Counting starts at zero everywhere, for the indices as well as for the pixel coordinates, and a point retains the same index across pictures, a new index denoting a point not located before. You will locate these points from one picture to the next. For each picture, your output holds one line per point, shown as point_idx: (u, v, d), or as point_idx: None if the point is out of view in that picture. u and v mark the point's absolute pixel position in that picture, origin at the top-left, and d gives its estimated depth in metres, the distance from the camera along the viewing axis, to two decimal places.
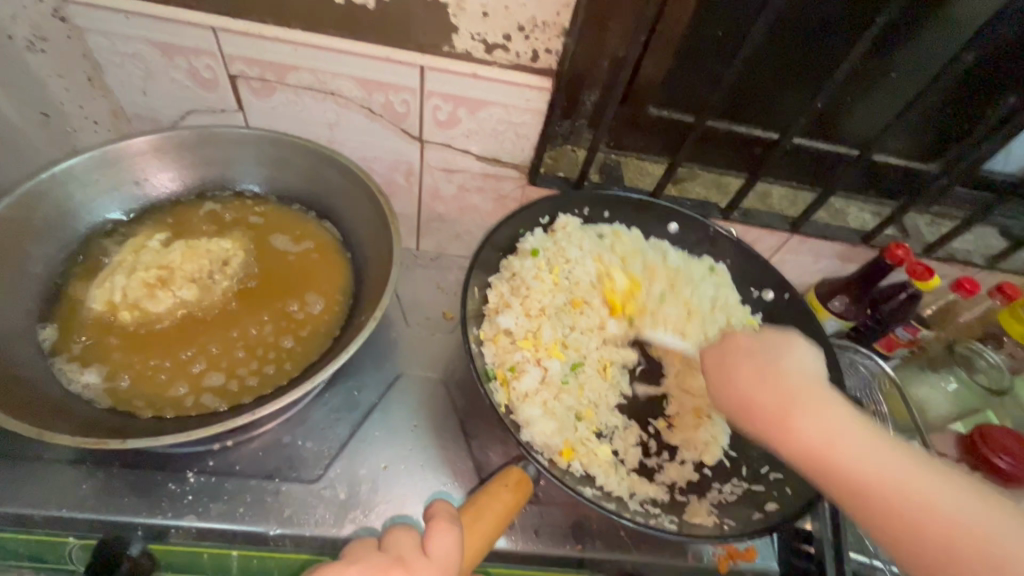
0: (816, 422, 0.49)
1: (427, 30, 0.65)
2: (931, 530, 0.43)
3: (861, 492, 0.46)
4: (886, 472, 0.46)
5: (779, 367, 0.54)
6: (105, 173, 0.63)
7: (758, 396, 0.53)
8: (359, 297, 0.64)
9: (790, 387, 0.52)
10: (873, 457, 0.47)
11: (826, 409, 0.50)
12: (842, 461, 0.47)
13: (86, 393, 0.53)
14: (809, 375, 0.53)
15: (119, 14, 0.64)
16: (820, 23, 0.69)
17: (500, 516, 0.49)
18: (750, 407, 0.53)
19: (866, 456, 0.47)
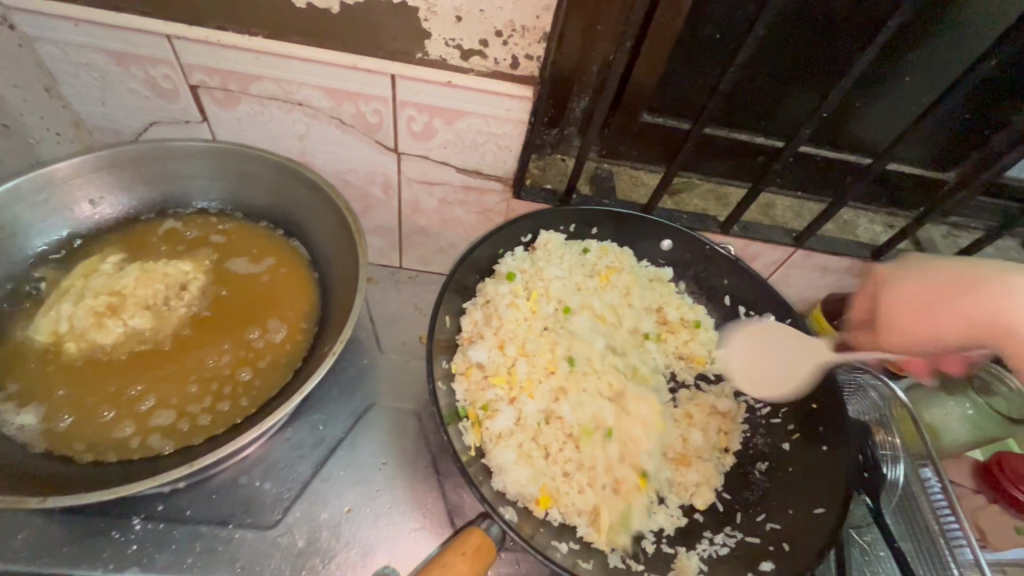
0: (917, 276, 0.53)
1: (397, 36, 0.61)
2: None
3: (998, 316, 0.47)
4: (1002, 310, 0.47)
5: (900, 296, 0.54)
6: (54, 192, 0.59)
7: (912, 292, 0.53)
8: (324, 324, 0.59)
9: (949, 335, 0.50)
10: (954, 309, 0.49)
11: (942, 307, 0.51)
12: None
13: (21, 435, 0.49)
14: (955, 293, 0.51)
15: (68, 21, 0.60)
16: (828, 24, 0.63)
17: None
18: (917, 313, 0.52)
19: (947, 318, 0.50)
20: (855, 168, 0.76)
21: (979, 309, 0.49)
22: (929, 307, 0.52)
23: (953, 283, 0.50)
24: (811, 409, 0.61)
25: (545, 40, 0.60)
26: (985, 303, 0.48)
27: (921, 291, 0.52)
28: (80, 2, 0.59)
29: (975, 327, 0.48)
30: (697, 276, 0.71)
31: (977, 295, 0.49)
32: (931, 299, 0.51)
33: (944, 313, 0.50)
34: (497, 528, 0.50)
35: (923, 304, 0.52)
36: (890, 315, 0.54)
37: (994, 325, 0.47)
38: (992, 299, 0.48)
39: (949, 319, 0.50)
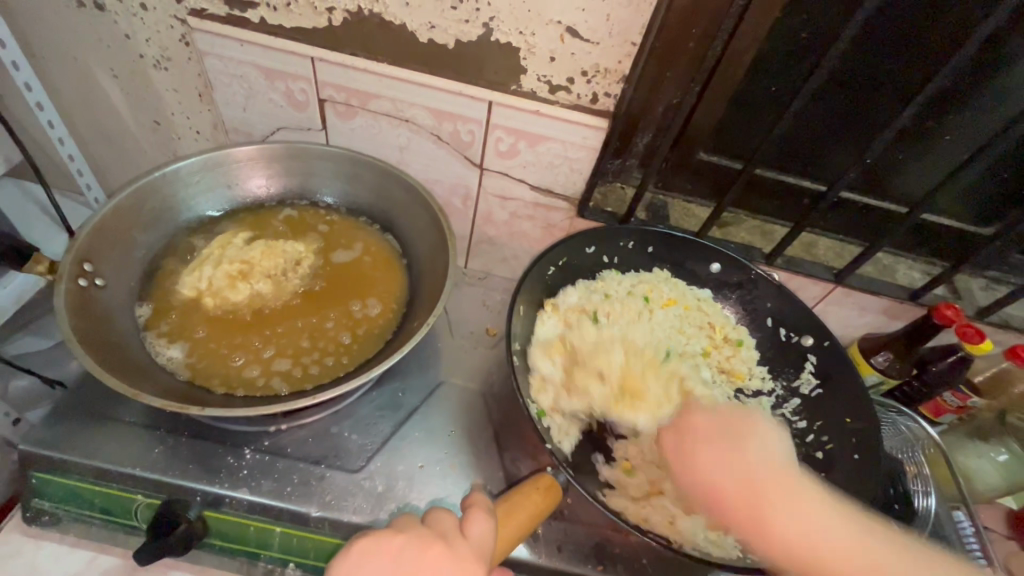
0: (789, 497, 0.48)
1: (498, 70, 0.72)
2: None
3: (816, 565, 0.46)
4: (814, 544, 0.46)
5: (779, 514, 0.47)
6: (205, 176, 0.71)
7: (705, 422, 0.54)
8: (413, 306, 0.69)
9: (755, 478, 0.48)
10: (805, 527, 0.46)
11: (805, 504, 0.47)
12: (836, 573, 0.45)
13: (169, 365, 0.60)
14: (820, 566, 0.45)
15: (235, 41, 0.74)
16: (872, 85, 0.72)
17: (532, 517, 0.51)
18: (749, 496, 0.47)
19: (826, 536, 0.46)
20: (894, 216, 0.83)
21: (772, 547, 0.47)
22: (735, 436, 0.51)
23: (728, 502, 0.48)
24: (844, 424, 0.66)
25: (623, 81, 0.71)
26: (727, 494, 0.49)
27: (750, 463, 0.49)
28: (247, 28, 0.73)
29: (789, 542, 0.46)
30: (743, 298, 0.78)
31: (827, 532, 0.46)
32: (763, 484, 0.48)
33: (777, 528, 0.46)
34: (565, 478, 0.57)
35: (751, 471, 0.48)
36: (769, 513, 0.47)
37: (815, 558, 0.46)
38: (761, 462, 0.49)
39: (765, 545, 0.47)
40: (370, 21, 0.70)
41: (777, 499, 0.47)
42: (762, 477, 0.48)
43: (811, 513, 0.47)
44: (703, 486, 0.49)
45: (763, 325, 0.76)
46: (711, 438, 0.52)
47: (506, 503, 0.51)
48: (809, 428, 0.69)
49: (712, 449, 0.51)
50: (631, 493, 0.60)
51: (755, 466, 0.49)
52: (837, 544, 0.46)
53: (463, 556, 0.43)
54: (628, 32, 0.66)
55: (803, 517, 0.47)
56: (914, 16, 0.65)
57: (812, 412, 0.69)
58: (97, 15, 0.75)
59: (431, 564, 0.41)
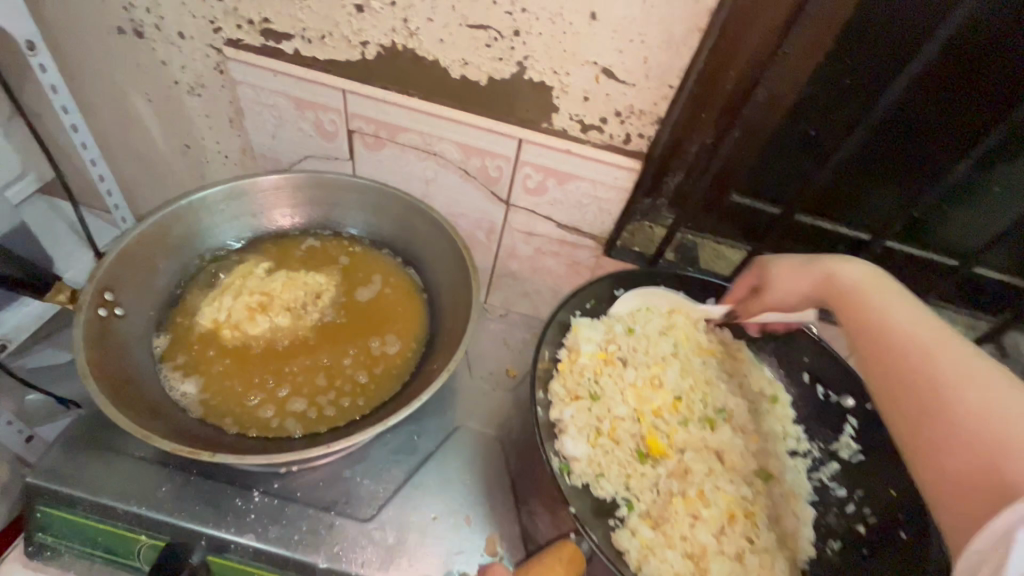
0: (892, 302, 0.53)
1: (530, 108, 0.71)
2: (961, 425, 0.43)
3: (931, 389, 0.46)
4: (962, 375, 0.45)
5: (904, 355, 0.49)
6: (231, 205, 0.71)
7: (875, 317, 0.53)
8: (433, 345, 0.67)
9: (934, 363, 0.47)
10: (968, 376, 0.45)
11: (971, 361, 0.45)
12: (955, 414, 0.43)
13: (183, 401, 0.58)
14: (960, 383, 0.44)
15: (268, 72, 0.74)
16: (919, 135, 0.69)
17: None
18: (852, 299, 0.56)
19: (949, 364, 0.46)
20: (938, 268, 0.79)
21: (901, 367, 0.48)
22: (845, 303, 0.56)
23: (893, 348, 0.50)
24: (887, 495, 0.62)
25: (658, 123, 0.69)
26: (914, 354, 0.48)
27: (840, 280, 0.58)
28: (281, 59, 0.73)
29: (893, 335, 0.50)
30: (779, 351, 0.73)
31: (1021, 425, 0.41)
32: (904, 344, 0.49)
33: (863, 325, 0.53)
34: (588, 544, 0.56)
35: (840, 288, 0.57)
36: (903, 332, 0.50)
37: (987, 445, 0.41)
38: (896, 326, 0.51)
39: (865, 330, 0.53)
40: (404, 56, 0.70)
41: (946, 364, 0.46)
42: (925, 333, 0.49)
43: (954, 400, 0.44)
44: (890, 340, 0.50)
45: (799, 380, 0.72)
46: (795, 276, 0.62)
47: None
48: (850, 497, 0.64)
49: (796, 278, 0.62)
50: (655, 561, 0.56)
51: (935, 356, 0.47)
52: (969, 359, 0.45)
53: None
54: (666, 75, 0.65)
55: (891, 302, 0.53)
56: (967, 67, 0.62)
57: (853, 480, 0.65)
58: (137, 41, 0.76)
59: None
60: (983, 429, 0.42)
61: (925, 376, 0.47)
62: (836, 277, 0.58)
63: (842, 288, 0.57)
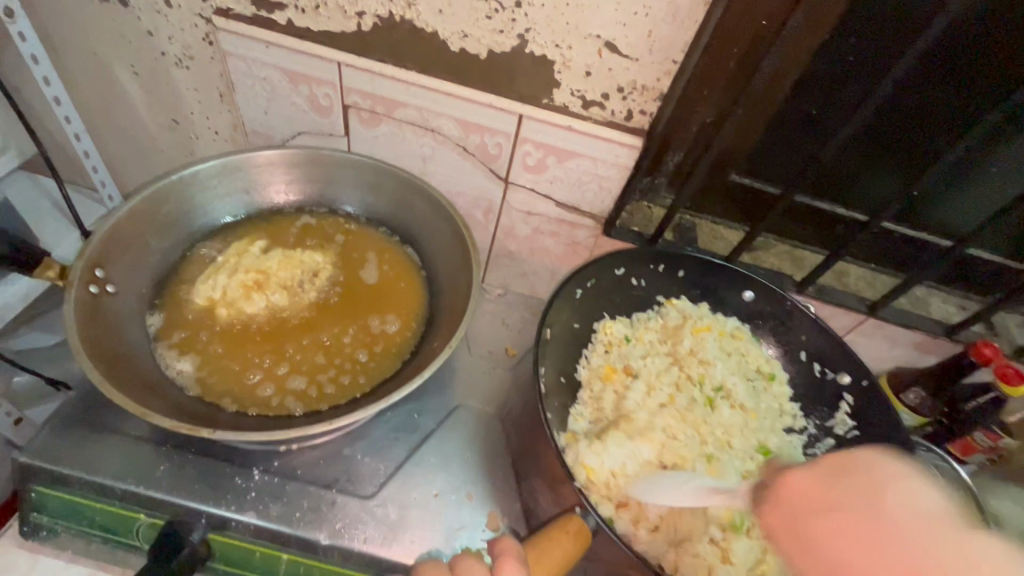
0: (878, 499, 0.38)
1: (531, 83, 0.70)
2: (850, 556, 0.37)
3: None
4: (875, 539, 0.37)
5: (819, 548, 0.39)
6: (224, 181, 0.69)
7: (803, 481, 0.43)
8: (433, 324, 0.66)
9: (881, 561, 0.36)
10: (874, 551, 0.36)
11: (869, 506, 0.38)
12: (834, 548, 0.38)
13: (179, 379, 0.57)
14: (858, 553, 0.37)
15: (260, 43, 0.72)
16: (920, 113, 0.69)
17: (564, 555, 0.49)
18: (801, 528, 0.40)
19: (861, 533, 0.37)
20: (933, 248, 0.79)
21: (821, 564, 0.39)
22: (796, 535, 0.40)
23: (840, 553, 0.38)
24: None
25: (661, 99, 0.68)
26: (850, 526, 0.38)
27: (813, 493, 0.41)
28: (273, 29, 0.71)
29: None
30: (775, 330, 0.75)
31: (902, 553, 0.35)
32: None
33: (819, 565, 0.39)
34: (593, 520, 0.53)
35: (808, 506, 0.41)
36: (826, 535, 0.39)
37: None
38: (905, 517, 0.36)
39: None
40: (401, 28, 0.68)
41: (836, 514, 0.39)
42: (843, 508, 0.39)
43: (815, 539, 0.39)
44: (838, 564, 0.38)
45: (796, 357, 0.74)
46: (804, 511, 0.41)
47: (537, 544, 0.49)
48: None
49: (834, 519, 0.39)
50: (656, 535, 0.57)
51: (877, 546, 0.36)
52: (836, 539, 0.38)
53: None
54: (670, 49, 0.64)
55: (849, 546, 0.37)
56: (970, 44, 0.62)
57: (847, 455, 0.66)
58: (121, 10, 0.73)
59: None
60: (846, 566, 0.37)
61: (843, 523, 0.38)
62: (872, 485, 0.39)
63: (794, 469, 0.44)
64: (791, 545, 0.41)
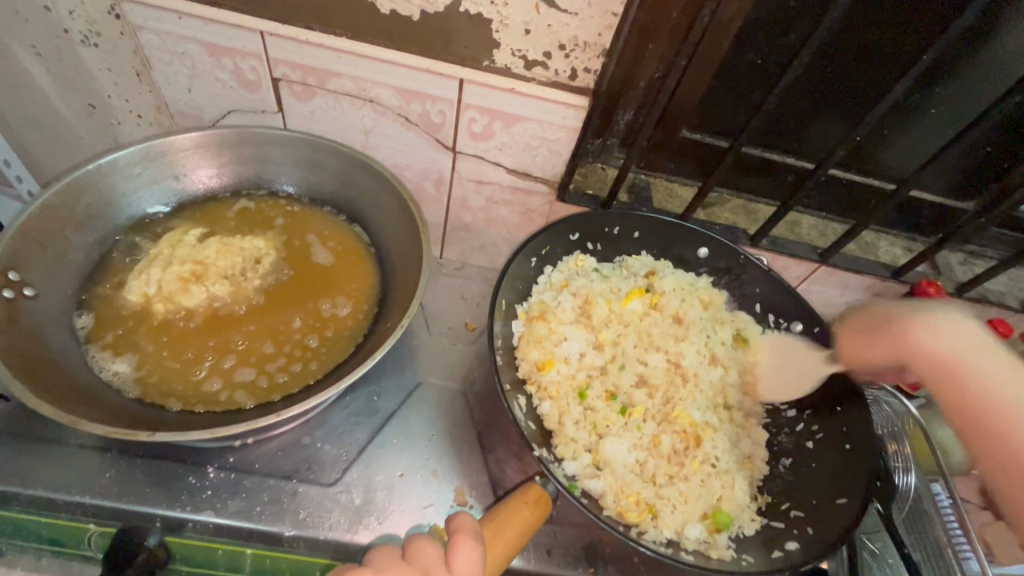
0: (962, 331, 0.51)
1: (469, 44, 0.66)
2: (995, 391, 0.48)
3: (989, 412, 0.48)
4: (956, 349, 0.51)
5: (938, 329, 0.52)
6: (147, 167, 0.64)
7: (938, 353, 0.51)
8: (386, 303, 0.64)
9: (992, 394, 0.48)
10: (1006, 382, 0.48)
11: (969, 333, 0.51)
12: (1014, 424, 0.47)
13: (115, 381, 0.54)
14: (970, 372, 0.50)
15: (173, 14, 0.66)
16: (862, 56, 0.68)
17: (520, 534, 0.48)
18: (958, 377, 0.50)
19: (987, 361, 0.50)
20: (879, 192, 0.81)
21: (959, 394, 0.50)
22: (886, 327, 0.56)
23: (982, 391, 0.49)
24: (833, 411, 0.64)
25: (605, 55, 0.66)
26: (976, 387, 0.49)
27: (910, 316, 0.54)
28: None
29: (929, 357, 0.52)
30: (731, 283, 0.76)
31: (993, 373, 0.49)
32: (995, 412, 0.48)
33: (918, 351, 0.52)
34: (553, 487, 0.54)
35: (901, 317, 0.54)
36: (963, 352, 0.50)
37: (995, 416, 0.48)
38: (980, 376, 0.49)
39: (919, 351, 0.52)
40: None
41: (984, 364, 0.49)
42: (966, 355, 0.50)
43: (1015, 412, 0.47)
44: (978, 394, 0.49)
45: (751, 310, 0.75)
46: (863, 336, 0.60)
47: (493, 522, 0.48)
48: (799, 415, 0.67)
49: (880, 314, 0.56)
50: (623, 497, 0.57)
51: (996, 378, 0.49)
52: (997, 382, 0.49)
53: None
54: (609, 1, 0.61)
55: (949, 329, 0.52)
56: None
57: (802, 399, 0.67)
58: None
59: None
60: (999, 411, 0.48)
61: (971, 363, 0.50)
62: (929, 325, 0.53)
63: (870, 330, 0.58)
64: (970, 425, 0.49)
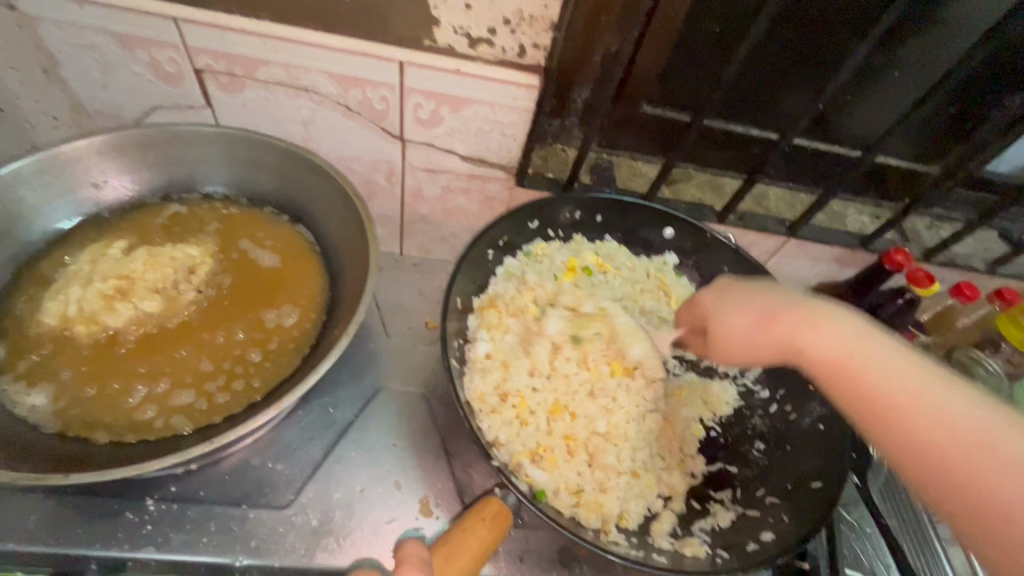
0: (871, 349, 0.45)
1: (406, 23, 0.61)
2: (909, 417, 0.42)
3: (880, 408, 0.43)
4: (839, 344, 0.46)
5: (809, 327, 0.48)
6: (57, 177, 0.59)
7: (825, 342, 0.47)
8: (335, 308, 0.60)
9: (893, 402, 0.43)
10: (898, 379, 0.43)
11: (874, 370, 0.44)
12: (899, 422, 0.42)
13: (33, 415, 0.49)
14: (869, 380, 0.44)
15: (71, 2, 0.59)
16: (823, 18, 0.65)
17: (475, 558, 0.45)
18: (840, 376, 0.46)
19: (872, 365, 0.44)
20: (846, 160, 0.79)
21: (856, 401, 0.45)
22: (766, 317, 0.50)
23: (877, 397, 0.43)
24: (806, 391, 0.63)
25: (553, 29, 0.61)
26: (873, 369, 0.44)
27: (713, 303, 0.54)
28: None
29: (821, 354, 0.47)
30: (698, 264, 0.73)
31: (911, 378, 0.43)
32: (828, 375, 0.46)
33: (799, 332, 0.48)
34: (514, 499, 0.51)
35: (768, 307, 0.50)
36: (808, 330, 0.47)
37: (933, 463, 0.40)
38: (877, 372, 0.44)
39: (807, 335, 0.48)
40: None
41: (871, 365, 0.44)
42: (849, 356, 0.45)
43: (933, 411, 0.41)
44: (867, 399, 0.44)
45: None
46: (752, 321, 0.51)
47: (445, 546, 0.45)
48: (772, 396, 0.66)
49: (746, 318, 0.51)
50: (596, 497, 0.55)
51: (866, 367, 0.45)
52: (919, 398, 0.42)
53: None
54: None
55: (832, 323, 0.47)
56: None
57: (774, 380, 0.66)
58: None
59: None
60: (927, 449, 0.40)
61: (853, 379, 0.45)
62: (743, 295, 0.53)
63: (721, 309, 0.53)
64: (866, 425, 0.44)
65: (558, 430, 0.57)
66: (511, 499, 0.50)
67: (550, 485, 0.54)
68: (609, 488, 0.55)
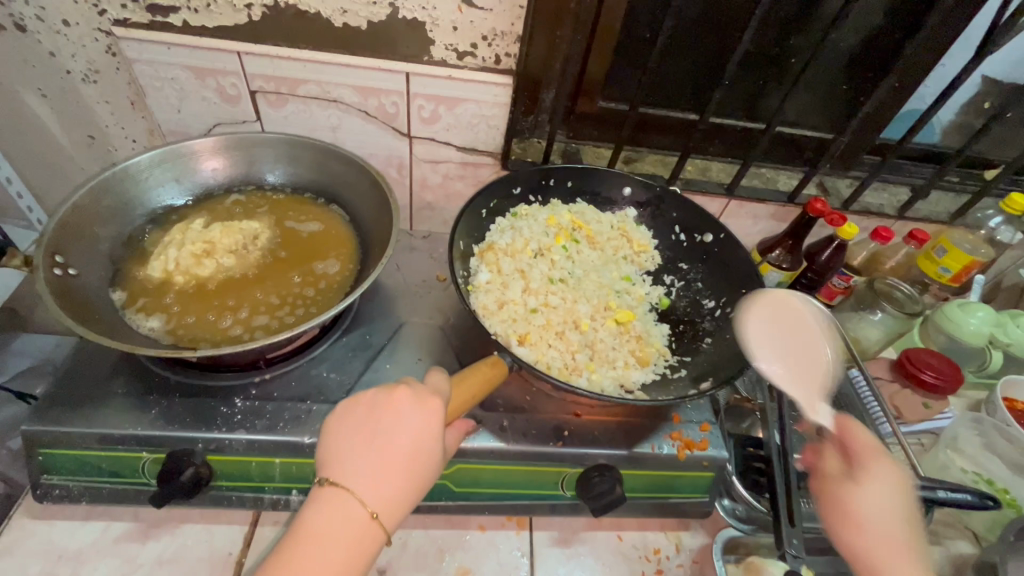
0: (890, 512, 0.60)
1: (410, 44, 0.82)
2: (874, 548, 0.58)
3: (875, 559, 0.58)
4: (885, 544, 0.58)
5: (864, 498, 0.61)
6: (154, 172, 0.78)
7: (855, 503, 0.61)
8: (367, 257, 0.78)
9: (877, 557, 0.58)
10: (896, 554, 0.58)
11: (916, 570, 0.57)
12: None
13: (151, 333, 0.66)
14: (877, 537, 0.59)
15: (161, 46, 0.80)
16: (725, 23, 0.89)
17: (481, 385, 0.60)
18: (856, 523, 0.60)
19: (885, 521, 0.59)
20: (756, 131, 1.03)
21: (855, 551, 0.60)
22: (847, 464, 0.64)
23: (870, 540, 0.59)
24: (739, 293, 0.80)
25: (519, 41, 0.82)
26: (876, 541, 0.59)
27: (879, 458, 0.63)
28: (171, 31, 0.79)
29: (866, 548, 0.59)
30: (651, 216, 0.92)
31: (899, 532, 0.59)
32: (852, 527, 0.60)
33: (864, 511, 0.60)
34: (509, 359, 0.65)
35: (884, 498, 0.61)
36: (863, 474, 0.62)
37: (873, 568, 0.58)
38: (895, 542, 0.58)
39: (872, 514, 0.60)
40: (288, 12, 0.78)
41: (875, 536, 0.59)
42: (880, 522, 0.59)
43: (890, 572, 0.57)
44: (867, 547, 0.59)
45: (672, 236, 0.90)
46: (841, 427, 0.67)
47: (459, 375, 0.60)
48: (717, 306, 0.82)
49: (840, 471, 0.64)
50: (578, 372, 0.69)
51: (881, 544, 0.58)
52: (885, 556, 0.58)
53: (423, 392, 0.52)
54: None
55: (878, 468, 0.62)
56: None
57: (717, 293, 0.83)
58: (20, 36, 0.77)
59: (398, 399, 0.51)
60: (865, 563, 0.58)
61: (866, 533, 0.59)
62: (868, 459, 0.63)
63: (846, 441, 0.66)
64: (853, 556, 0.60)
65: (540, 323, 0.70)
66: (506, 359, 0.64)
67: (536, 358, 0.68)
68: (582, 365, 0.70)
